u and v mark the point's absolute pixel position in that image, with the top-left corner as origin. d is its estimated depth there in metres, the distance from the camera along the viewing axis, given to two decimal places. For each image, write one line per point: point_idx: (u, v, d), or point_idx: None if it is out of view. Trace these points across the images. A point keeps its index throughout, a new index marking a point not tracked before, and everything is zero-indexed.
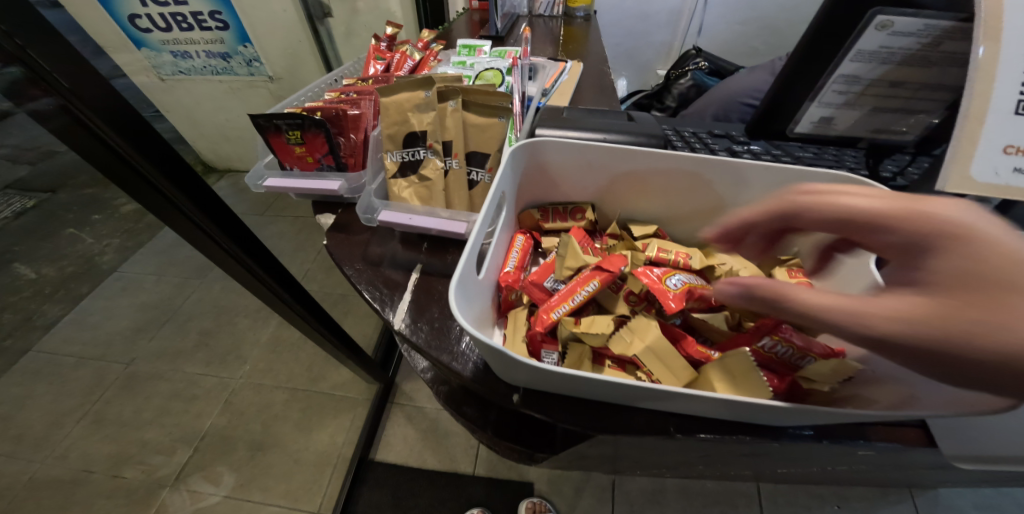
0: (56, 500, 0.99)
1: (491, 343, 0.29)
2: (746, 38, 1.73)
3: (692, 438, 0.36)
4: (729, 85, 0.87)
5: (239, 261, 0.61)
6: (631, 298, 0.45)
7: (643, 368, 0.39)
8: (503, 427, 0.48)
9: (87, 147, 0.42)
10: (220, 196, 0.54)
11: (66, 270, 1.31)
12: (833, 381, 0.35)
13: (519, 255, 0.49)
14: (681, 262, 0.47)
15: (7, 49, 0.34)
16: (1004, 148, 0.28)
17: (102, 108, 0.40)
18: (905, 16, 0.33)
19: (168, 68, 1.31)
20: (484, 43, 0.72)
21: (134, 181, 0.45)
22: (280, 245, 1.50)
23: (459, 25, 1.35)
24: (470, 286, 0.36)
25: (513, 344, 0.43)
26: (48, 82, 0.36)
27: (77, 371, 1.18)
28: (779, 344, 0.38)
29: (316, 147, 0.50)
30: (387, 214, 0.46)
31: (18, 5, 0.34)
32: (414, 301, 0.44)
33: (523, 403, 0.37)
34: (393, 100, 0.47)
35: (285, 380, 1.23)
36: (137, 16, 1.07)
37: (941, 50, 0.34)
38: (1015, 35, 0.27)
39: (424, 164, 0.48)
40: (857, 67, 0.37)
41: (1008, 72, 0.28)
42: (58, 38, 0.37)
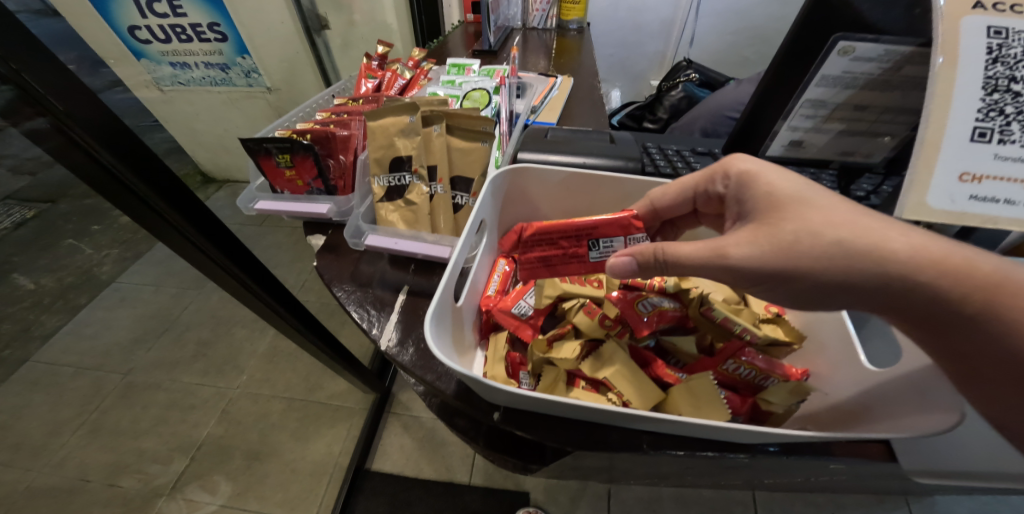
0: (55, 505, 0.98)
1: (469, 373, 0.31)
2: (737, 47, 1.75)
3: (664, 454, 0.37)
4: (716, 100, 0.89)
5: (234, 276, 0.62)
6: (606, 322, 0.46)
7: (613, 390, 0.42)
8: (492, 438, 0.49)
9: (81, 166, 0.43)
10: (214, 214, 0.56)
11: (64, 280, 1.31)
12: (790, 402, 0.41)
13: (500, 279, 0.50)
14: (655, 286, 0.50)
15: (2, 72, 0.35)
16: (959, 176, 0.30)
17: (96, 129, 0.41)
18: (866, 42, 0.34)
19: (166, 76, 1.31)
20: (472, 61, 0.74)
21: (126, 198, 0.47)
22: (278, 255, 1.51)
23: (454, 39, 1.38)
24: (446, 312, 0.38)
25: (493, 368, 0.44)
26: (44, 104, 0.38)
27: (74, 381, 1.18)
28: (743, 367, 0.45)
29: (306, 170, 0.52)
30: (373, 239, 0.48)
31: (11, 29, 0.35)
32: (401, 321, 0.45)
33: (504, 420, 0.38)
34: (380, 125, 0.48)
35: (282, 390, 1.24)
36: (137, 27, 1.09)
37: (902, 74, 0.35)
38: (967, 64, 0.30)
39: (409, 189, 0.50)
40: (822, 91, 0.39)
41: (961, 99, 0.30)
42: (53, 61, 0.38)
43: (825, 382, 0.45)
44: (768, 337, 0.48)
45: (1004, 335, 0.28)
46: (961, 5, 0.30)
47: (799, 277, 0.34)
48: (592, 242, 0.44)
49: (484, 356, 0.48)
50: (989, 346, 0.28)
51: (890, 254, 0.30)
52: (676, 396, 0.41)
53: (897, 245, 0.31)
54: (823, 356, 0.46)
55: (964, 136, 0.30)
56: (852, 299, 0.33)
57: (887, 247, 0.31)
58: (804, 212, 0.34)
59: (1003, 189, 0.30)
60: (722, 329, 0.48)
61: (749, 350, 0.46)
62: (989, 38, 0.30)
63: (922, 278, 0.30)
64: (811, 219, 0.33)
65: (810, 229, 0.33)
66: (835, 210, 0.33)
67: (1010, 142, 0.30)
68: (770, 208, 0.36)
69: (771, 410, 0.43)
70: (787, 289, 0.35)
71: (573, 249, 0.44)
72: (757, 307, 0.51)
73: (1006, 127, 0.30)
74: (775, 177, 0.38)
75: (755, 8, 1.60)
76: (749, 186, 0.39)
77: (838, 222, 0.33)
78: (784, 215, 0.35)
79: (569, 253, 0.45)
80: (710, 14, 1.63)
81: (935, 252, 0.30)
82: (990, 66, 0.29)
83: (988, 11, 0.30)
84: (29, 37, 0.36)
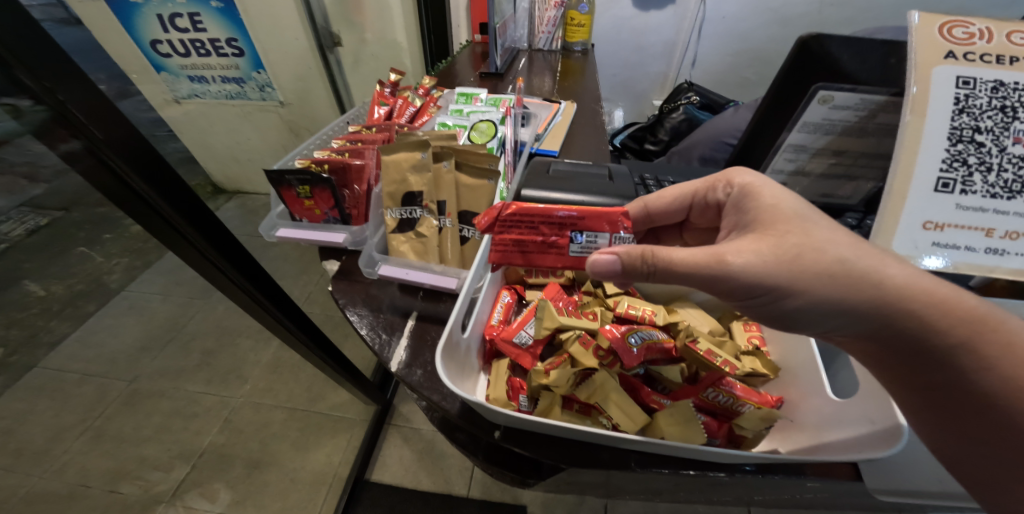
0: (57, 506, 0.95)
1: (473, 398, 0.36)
2: (738, 69, 1.78)
3: (649, 472, 0.42)
4: (713, 127, 0.93)
5: (245, 291, 0.66)
6: (599, 352, 0.49)
7: (604, 414, 0.46)
8: (491, 452, 0.51)
9: (109, 186, 0.46)
10: (226, 227, 0.59)
11: (73, 287, 1.25)
12: (760, 428, 0.48)
13: (503, 309, 0.53)
14: (647, 318, 0.55)
15: (48, 102, 0.39)
16: (923, 223, 0.34)
17: (126, 153, 0.45)
18: (843, 91, 0.37)
19: (183, 91, 1.35)
20: (479, 91, 0.77)
21: (147, 214, 0.50)
22: (284, 267, 1.53)
23: (462, 59, 1.43)
24: (452, 344, 0.41)
25: (495, 390, 0.47)
26: (83, 131, 0.42)
27: (80, 387, 1.16)
28: (721, 394, 0.51)
29: (324, 201, 0.55)
30: (387, 268, 0.52)
31: (59, 64, 0.39)
32: (408, 346, 0.47)
33: (503, 438, 0.43)
34: (393, 159, 0.52)
35: (284, 400, 1.26)
36: (159, 41, 1.13)
37: (877, 121, 0.38)
38: (936, 114, 0.33)
39: (419, 222, 0.53)
40: (804, 136, 0.42)
41: (928, 149, 0.33)
42: (94, 92, 0.42)
43: (795, 411, 0.51)
44: (749, 368, 0.54)
45: (971, 370, 0.34)
46: (934, 56, 0.33)
47: (798, 291, 0.36)
48: (575, 234, 0.43)
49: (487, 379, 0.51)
50: (950, 378, 0.34)
51: (891, 274, 0.34)
52: (659, 421, 0.46)
53: (895, 273, 0.34)
54: (796, 385, 0.52)
55: (931, 184, 0.33)
56: (845, 320, 0.36)
57: (885, 273, 0.34)
58: (808, 229, 0.37)
59: (964, 236, 0.33)
60: (706, 361, 0.51)
61: (727, 380, 0.52)
62: (958, 87, 0.33)
63: (912, 305, 0.34)
64: (816, 236, 0.36)
65: (813, 245, 0.36)
66: (842, 230, 0.37)
67: (971, 191, 0.33)
68: (773, 221, 0.39)
69: (743, 434, 0.50)
70: (782, 305, 0.38)
71: (553, 238, 0.44)
72: (741, 338, 0.58)
73: (967, 178, 0.33)
74: (773, 192, 0.40)
75: (756, 30, 1.64)
76: (753, 196, 0.42)
77: (839, 241, 0.36)
78: (787, 228, 0.38)
79: (546, 241, 0.44)
80: (712, 36, 1.68)
81: (930, 286, 0.34)
82: (956, 117, 0.33)
83: (959, 61, 0.33)
84: (78, 73, 0.41)
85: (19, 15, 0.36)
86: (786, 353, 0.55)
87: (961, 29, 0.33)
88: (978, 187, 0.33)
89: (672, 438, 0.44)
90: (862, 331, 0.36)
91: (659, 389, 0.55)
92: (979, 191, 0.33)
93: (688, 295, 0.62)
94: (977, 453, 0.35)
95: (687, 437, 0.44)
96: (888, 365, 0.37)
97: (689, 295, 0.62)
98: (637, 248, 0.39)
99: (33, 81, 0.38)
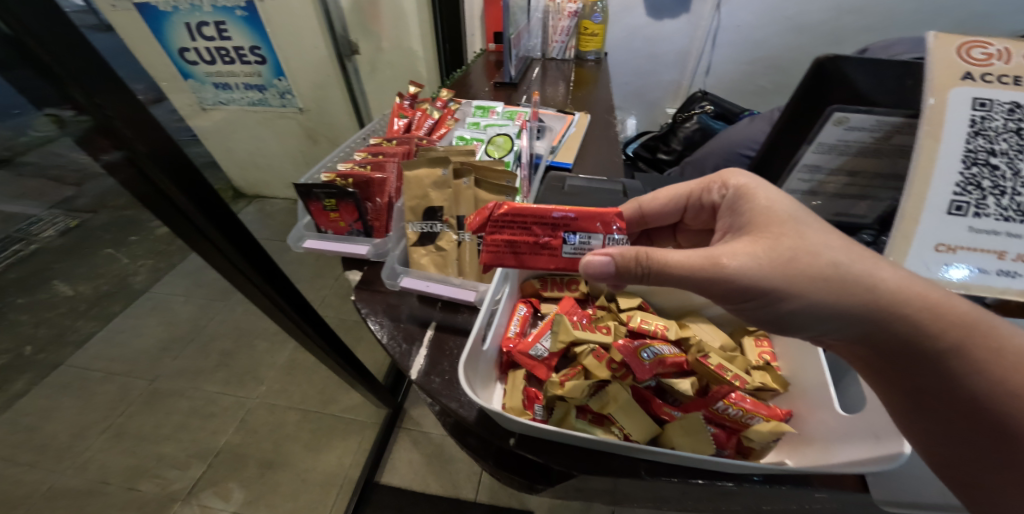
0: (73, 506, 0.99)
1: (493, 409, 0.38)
2: (753, 77, 1.76)
3: (659, 480, 0.44)
4: (727, 137, 0.94)
5: (266, 294, 0.69)
6: (612, 364, 0.50)
7: (617, 424, 0.47)
8: (501, 456, 0.52)
9: (145, 194, 0.49)
10: (251, 233, 0.62)
11: (100, 288, 1.40)
12: (771, 439, 0.50)
13: (520, 322, 0.55)
14: (659, 333, 0.56)
15: (97, 117, 0.42)
16: (936, 246, 0.36)
17: (164, 164, 0.48)
18: (859, 114, 0.37)
19: (209, 99, 1.41)
20: (495, 104, 0.79)
21: (180, 222, 0.53)
22: (300, 270, 1.57)
23: (476, 68, 1.45)
24: (474, 356, 0.44)
25: (512, 398, 0.49)
26: (126, 143, 0.45)
27: (103, 386, 1.22)
28: (731, 408, 0.51)
29: (348, 213, 0.57)
30: (408, 280, 0.54)
31: (108, 82, 0.42)
32: (427, 355, 0.49)
33: (518, 445, 0.44)
34: (414, 175, 0.54)
35: (298, 402, 1.29)
36: (186, 49, 1.18)
37: (892, 142, 0.39)
38: (951, 137, 0.34)
39: (439, 236, 0.54)
40: (818, 157, 0.42)
41: (941, 172, 0.34)
42: (137, 107, 0.45)
43: (802, 424, 0.51)
44: (757, 383, 0.55)
45: (964, 373, 0.35)
46: (952, 77, 0.33)
47: (794, 294, 0.37)
48: (569, 235, 0.46)
49: (503, 389, 0.52)
50: (936, 381, 0.36)
51: (887, 278, 0.36)
52: (670, 431, 0.48)
53: (887, 277, 0.36)
54: (805, 399, 0.52)
55: (943, 207, 0.35)
56: (839, 323, 0.38)
57: (879, 276, 0.36)
58: (800, 232, 0.38)
59: (977, 259, 0.35)
60: (716, 375, 0.53)
61: (738, 393, 0.52)
62: (974, 109, 0.33)
63: (906, 309, 0.35)
64: (810, 240, 0.37)
65: (807, 248, 0.37)
66: (833, 234, 0.38)
67: (985, 213, 0.34)
68: (767, 222, 0.40)
69: (751, 446, 0.52)
70: (778, 308, 0.38)
71: (545, 239, 0.46)
72: (751, 354, 0.59)
73: (981, 201, 0.34)
74: (768, 195, 0.42)
75: (772, 38, 1.63)
76: (749, 198, 0.43)
77: (833, 246, 0.37)
78: (782, 230, 0.39)
79: (539, 241, 0.46)
80: (727, 44, 1.67)
81: (923, 290, 0.35)
82: (971, 141, 0.33)
83: (977, 83, 0.33)
84: (126, 91, 0.44)
85: (75, 37, 0.39)
86: (796, 365, 0.55)
87: (979, 49, 0.33)
88: (993, 209, 0.34)
89: (681, 447, 0.46)
90: (856, 334, 0.38)
91: (670, 401, 0.56)
92: (993, 214, 0.34)
93: (700, 310, 0.63)
94: (963, 455, 0.37)
95: (697, 448, 0.46)
96: (878, 368, 0.39)
97: (702, 310, 0.63)
98: (630, 250, 0.41)
99: (85, 98, 0.41)
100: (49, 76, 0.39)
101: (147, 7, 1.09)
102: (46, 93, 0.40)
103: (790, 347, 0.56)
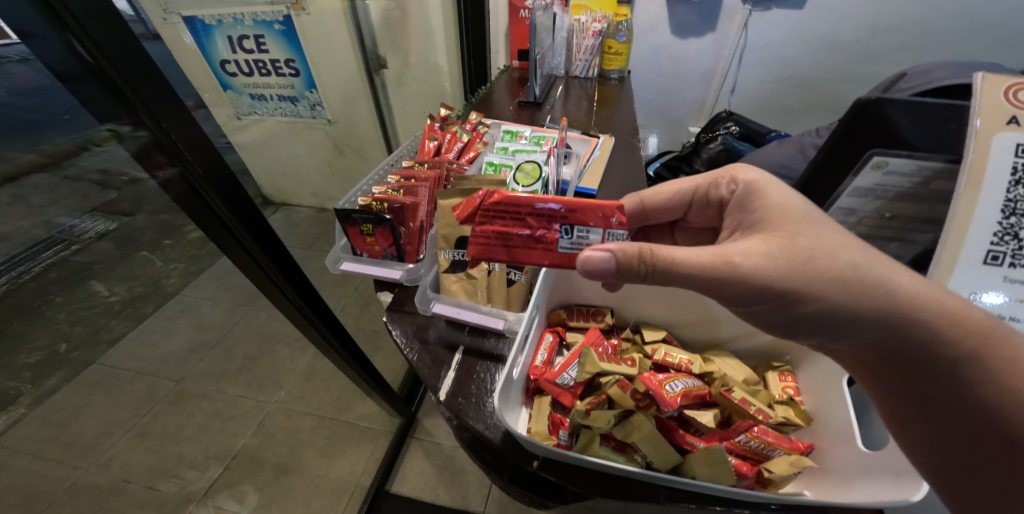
0: (94, 504, 1.01)
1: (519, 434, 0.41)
2: (780, 95, 1.74)
3: (678, 506, 0.44)
4: (754, 161, 0.94)
5: (296, 304, 0.72)
6: (636, 395, 0.52)
7: (640, 452, 0.49)
8: (518, 474, 0.55)
9: (197, 209, 0.53)
10: (284, 244, 0.65)
11: (135, 289, 1.50)
12: (790, 474, 0.49)
13: (547, 352, 0.56)
14: (683, 367, 0.58)
15: (164, 143, 0.46)
16: (968, 294, 0.39)
17: (217, 183, 0.52)
18: (899, 158, 0.42)
19: (244, 107, 1.47)
20: (522, 128, 0.81)
21: (224, 235, 0.57)
22: (323, 278, 1.61)
23: (501, 85, 1.48)
24: (507, 384, 0.45)
25: (536, 424, 0.50)
26: (186, 164, 0.49)
27: (131, 385, 1.27)
28: (753, 440, 0.52)
29: (384, 238, 0.60)
30: (440, 306, 0.56)
31: (174, 109, 0.46)
32: (455, 377, 0.51)
33: (542, 468, 0.45)
34: (448, 204, 0.55)
35: (315, 408, 1.31)
36: (226, 61, 1.26)
37: (931, 187, 0.43)
38: (991, 185, 0.37)
39: (471, 264, 0.57)
40: (854, 200, 0.47)
41: (979, 222, 0.37)
42: (197, 130, 0.49)
43: (824, 457, 0.51)
44: (779, 417, 0.55)
45: (977, 379, 0.36)
46: (997, 122, 0.37)
47: (811, 296, 0.39)
48: (564, 228, 0.46)
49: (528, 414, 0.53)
50: (950, 390, 0.37)
51: (904, 285, 0.37)
52: (693, 460, 0.47)
53: (903, 284, 0.37)
54: (828, 433, 0.52)
55: (980, 257, 0.37)
56: (858, 327, 0.39)
57: (896, 280, 0.38)
58: (818, 237, 0.40)
59: (1008, 308, 0.38)
60: (739, 408, 0.54)
61: (760, 427, 0.53)
62: (1017, 155, 0.36)
63: (920, 312, 0.37)
64: (826, 241, 0.39)
65: (824, 252, 0.39)
66: (848, 240, 0.40)
67: (1020, 263, 0.37)
68: (782, 221, 0.42)
69: (770, 478, 0.50)
70: (796, 310, 0.40)
71: (541, 233, 0.46)
72: (775, 388, 0.57)
73: (1017, 252, 0.37)
74: (781, 197, 0.44)
75: (800, 57, 1.61)
76: (759, 198, 0.46)
77: (851, 249, 0.39)
78: (797, 229, 0.41)
79: (533, 235, 0.46)
80: (753, 62, 1.66)
81: (936, 297, 0.37)
82: (1012, 189, 0.36)
83: (1020, 127, 0.37)
84: (189, 116, 0.47)
85: (150, 68, 0.43)
86: (819, 400, 0.54)
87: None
88: None
89: (703, 478, 0.46)
90: (873, 338, 0.39)
91: (692, 431, 0.56)
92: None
93: (724, 344, 0.64)
94: (959, 464, 0.38)
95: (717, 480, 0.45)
96: (888, 376, 0.40)
97: (726, 344, 0.63)
98: (635, 247, 0.41)
99: (154, 123, 0.45)
100: (119, 96, 0.42)
101: (192, 21, 1.15)
102: (111, 111, 0.44)
103: (815, 383, 0.55)
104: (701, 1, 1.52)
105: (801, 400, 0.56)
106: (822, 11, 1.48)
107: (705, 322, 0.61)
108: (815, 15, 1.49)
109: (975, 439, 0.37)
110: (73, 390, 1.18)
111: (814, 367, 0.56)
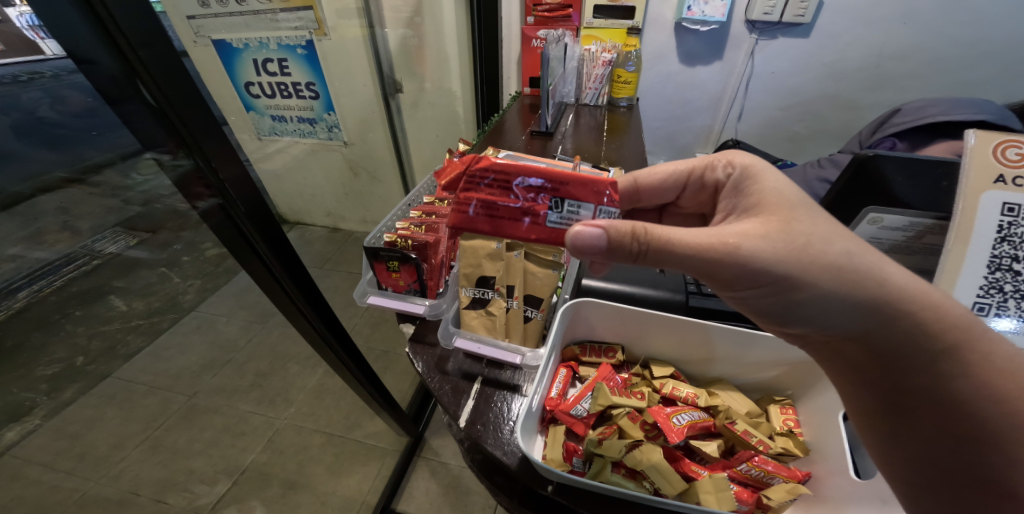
0: None
1: (537, 460, 0.44)
2: (787, 123, 1.77)
3: None
4: None
5: (311, 323, 0.74)
6: (645, 425, 0.56)
7: (648, 479, 0.50)
8: (525, 495, 0.56)
9: (226, 230, 0.56)
10: (304, 266, 0.68)
11: (152, 304, 1.56)
12: (787, 501, 0.51)
13: (562, 384, 0.59)
14: (689, 399, 0.60)
15: (212, 183, 0.51)
16: None
17: (254, 216, 0.56)
18: (893, 214, 0.46)
19: (266, 130, 1.29)
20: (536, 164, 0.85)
21: (250, 254, 0.60)
22: (335, 297, 1.66)
23: (512, 113, 1.54)
24: (528, 414, 0.48)
25: (552, 451, 0.53)
26: (228, 199, 0.53)
27: (146, 399, 1.30)
28: (754, 469, 0.54)
29: (408, 274, 0.64)
30: (461, 341, 0.60)
31: (226, 148, 0.51)
32: (475, 406, 0.54)
33: (556, 491, 0.47)
34: (471, 246, 0.60)
35: (323, 425, 1.34)
36: (249, 83, 1.11)
37: (923, 241, 0.47)
38: (978, 241, 0.41)
39: (490, 302, 0.61)
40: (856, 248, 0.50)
41: (967, 277, 0.42)
42: (241, 168, 0.53)
43: (820, 485, 0.51)
44: (779, 448, 0.56)
45: (956, 364, 0.39)
46: (986, 181, 0.40)
47: (807, 283, 0.41)
48: (554, 201, 0.50)
49: (543, 442, 0.55)
50: (926, 384, 0.41)
51: (893, 271, 0.41)
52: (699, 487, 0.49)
53: (895, 276, 0.40)
54: (825, 462, 0.53)
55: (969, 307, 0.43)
56: (847, 316, 0.42)
57: (885, 270, 0.40)
58: (814, 237, 0.42)
59: None
60: (742, 439, 0.56)
61: (760, 457, 0.55)
62: (1004, 212, 0.40)
63: (907, 302, 0.40)
64: (820, 228, 0.42)
65: (819, 239, 0.41)
66: (837, 240, 0.41)
67: (1005, 312, 0.43)
68: (778, 207, 0.44)
69: (769, 506, 0.52)
70: (792, 295, 0.42)
71: (529, 205, 0.51)
72: (775, 420, 0.59)
73: (1002, 302, 0.42)
74: (770, 186, 0.47)
75: (807, 84, 1.65)
76: (751, 188, 0.48)
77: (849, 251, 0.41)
78: (797, 222, 0.42)
79: (520, 206, 0.51)
80: (760, 89, 1.70)
81: (923, 292, 0.40)
82: (996, 247, 0.41)
83: (1007, 185, 0.40)
84: (235, 156, 0.52)
85: (206, 112, 0.48)
86: (817, 433, 0.56)
87: (1014, 150, 0.40)
88: (1010, 309, 0.42)
89: (707, 505, 0.48)
90: (856, 331, 0.42)
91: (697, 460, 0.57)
92: (1013, 312, 0.42)
93: (731, 378, 0.65)
94: (910, 440, 0.43)
95: (721, 505, 0.48)
96: (866, 370, 0.44)
97: (733, 378, 0.65)
98: (624, 224, 0.44)
99: (204, 160, 0.49)
100: (170, 129, 0.46)
101: (221, 44, 1.03)
102: (159, 142, 0.47)
103: (813, 415, 0.57)
104: (709, 31, 1.58)
105: (801, 432, 0.58)
106: (826, 40, 1.53)
107: (713, 356, 0.63)
108: (820, 43, 1.54)
109: (944, 427, 0.41)
110: (88, 402, 1.21)
111: (814, 403, 0.57)
